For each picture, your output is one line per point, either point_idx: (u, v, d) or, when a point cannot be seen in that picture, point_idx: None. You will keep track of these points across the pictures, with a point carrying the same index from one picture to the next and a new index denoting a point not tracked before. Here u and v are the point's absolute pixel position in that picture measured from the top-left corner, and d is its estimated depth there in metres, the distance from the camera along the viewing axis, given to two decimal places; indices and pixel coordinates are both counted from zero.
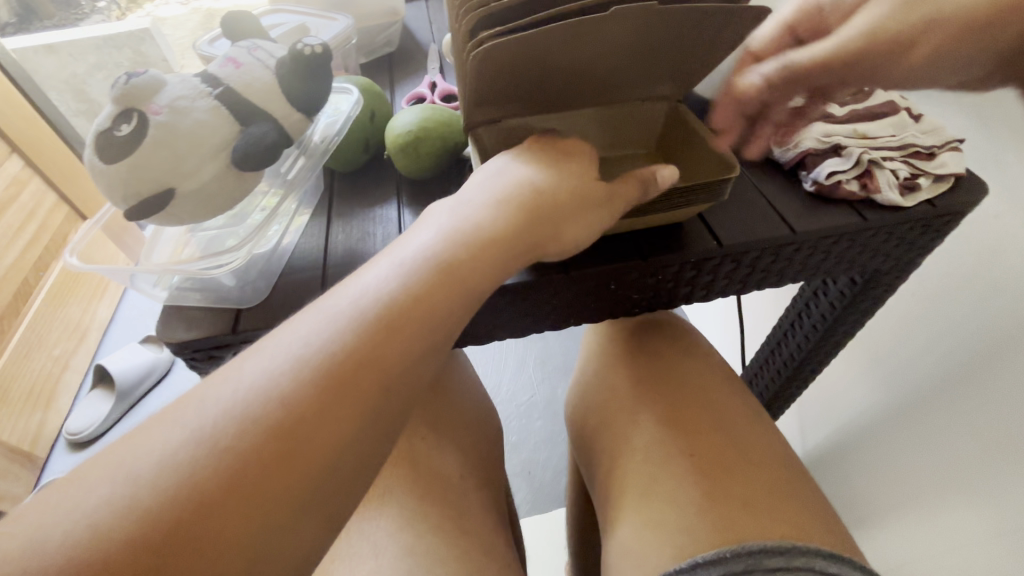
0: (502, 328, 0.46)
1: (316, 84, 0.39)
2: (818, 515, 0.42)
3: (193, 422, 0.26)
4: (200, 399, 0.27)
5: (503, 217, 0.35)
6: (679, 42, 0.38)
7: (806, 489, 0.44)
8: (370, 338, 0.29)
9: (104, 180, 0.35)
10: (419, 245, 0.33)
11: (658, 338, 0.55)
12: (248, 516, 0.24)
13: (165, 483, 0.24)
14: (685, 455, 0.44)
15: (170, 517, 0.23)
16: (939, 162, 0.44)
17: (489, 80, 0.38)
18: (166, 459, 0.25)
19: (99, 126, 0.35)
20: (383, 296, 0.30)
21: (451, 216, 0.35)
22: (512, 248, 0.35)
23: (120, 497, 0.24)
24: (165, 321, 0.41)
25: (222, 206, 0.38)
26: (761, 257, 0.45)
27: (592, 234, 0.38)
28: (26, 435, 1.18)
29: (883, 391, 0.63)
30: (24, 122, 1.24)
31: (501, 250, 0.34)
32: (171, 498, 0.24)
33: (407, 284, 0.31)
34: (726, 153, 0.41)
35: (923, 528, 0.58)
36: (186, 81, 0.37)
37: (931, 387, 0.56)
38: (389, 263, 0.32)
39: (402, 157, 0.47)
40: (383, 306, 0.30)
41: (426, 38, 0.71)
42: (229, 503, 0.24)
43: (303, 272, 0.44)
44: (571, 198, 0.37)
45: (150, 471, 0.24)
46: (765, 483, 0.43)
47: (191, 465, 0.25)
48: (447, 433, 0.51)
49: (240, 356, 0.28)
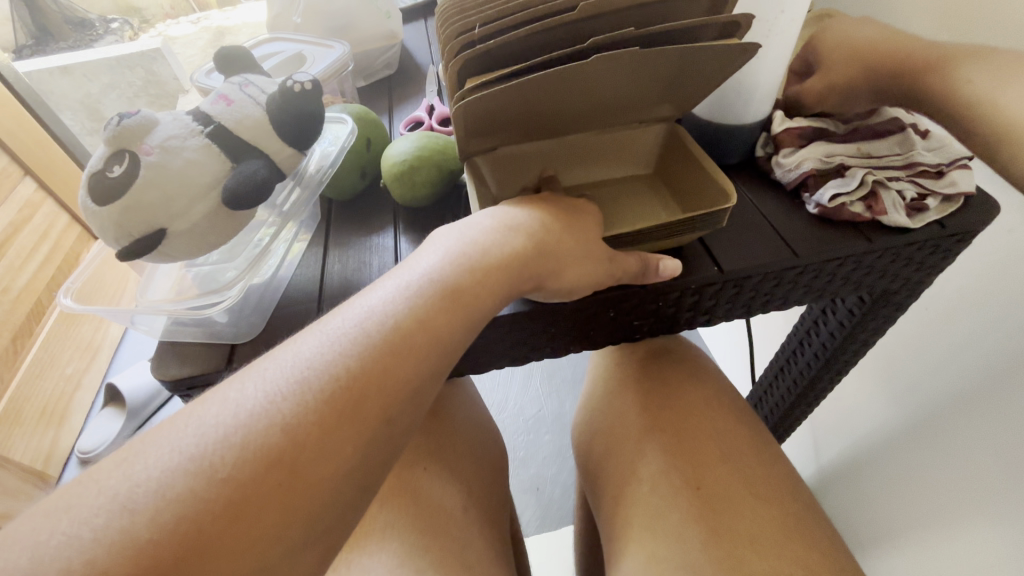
0: (499, 358, 0.45)
1: (308, 118, 0.39)
2: (822, 550, 0.41)
3: (184, 447, 0.23)
4: (191, 421, 0.25)
5: (511, 243, 0.34)
6: (667, 74, 0.37)
7: (812, 521, 0.43)
8: (375, 362, 0.27)
9: (97, 221, 0.35)
10: (426, 267, 0.31)
11: (663, 362, 0.54)
12: (241, 554, 0.22)
13: (153, 518, 0.22)
14: (691, 488, 0.43)
15: (154, 555, 0.21)
16: (949, 180, 0.43)
17: (479, 117, 0.37)
18: (156, 489, 0.22)
19: (92, 167, 0.36)
20: (390, 319, 0.29)
21: (458, 238, 0.34)
22: (516, 278, 0.34)
23: (103, 532, 0.21)
24: (160, 357, 0.41)
25: (215, 243, 0.38)
26: (764, 281, 0.44)
27: (592, 274, 0.37)
28: (40, 455, 1.19)
29: (898, 410, 0.61)
30: (37, 145, 1.27)
31: (508, 276, 0.33)
32: (158, 534, 0.21)
33: (414, 308, 0.29)
34: (724, 181, 0.39)
35: (940, 554, 0.56)
36: (178, 119, 0.37)
37: (946, 408, 0.54)
38: (394, 283, 0.31)
39: (397, 186, 0.47)
40: (390, 329, 0.28)
41: (425, 59, 0.71)
42: (220, 540, 0.22)
43: (297, 304, 0.43)
44: (574, 241, 0.36)
45: (133, 502, 0.22)
46: (771, 518, 0.42)
47: (180, 496, 0.22)
48: (449, 462, 0.50)
49: (236, 375, 0.26)
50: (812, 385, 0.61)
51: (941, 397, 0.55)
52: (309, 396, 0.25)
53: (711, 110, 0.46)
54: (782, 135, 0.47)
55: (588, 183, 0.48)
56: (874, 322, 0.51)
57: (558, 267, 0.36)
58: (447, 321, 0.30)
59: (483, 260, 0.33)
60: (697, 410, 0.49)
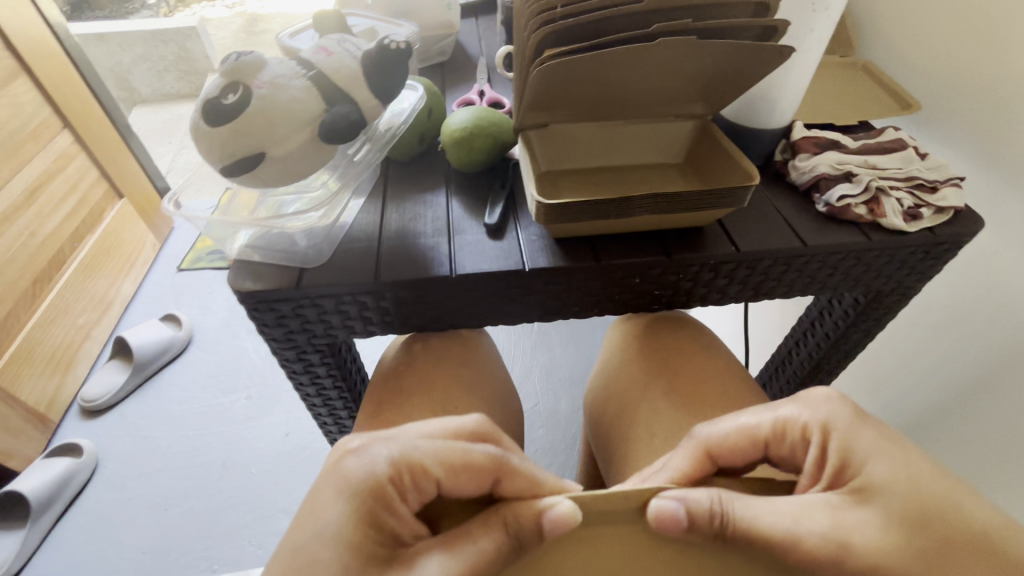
0: (534, 309, 0.51)
1: (396, 73, 0.44)
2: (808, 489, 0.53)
3: None
4: None
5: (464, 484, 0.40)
6: (718, 70, 0.43)
7: None
8: None
9: (205, 141, 0.40)
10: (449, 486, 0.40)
11: (673, 331, 0.64)
12: None
13: None
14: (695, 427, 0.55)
15: None
16: (941, 195, 0.49)
17: (548, 87, 0.43)
18: None
19: (207, 94, 0.41)
20: (461, 487, 0.40)
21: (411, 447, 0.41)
22: (702, 538, 0.36)
23: None
24: (235, 273, 0.46)
25: (301, 173, 0.44)
26: (774, 265, 0.49)
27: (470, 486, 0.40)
28: (43, 398, 1.11)
29: (898, 405, 0.70)
30: (72, 93, 1.22)
31: (799, 435, 0.40)
32: None
33: (482, 475, 0.40)
34: (749, 166, 0.45)
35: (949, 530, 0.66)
36: (285, 63, 0.42)
37: (954, 394, 0.62)
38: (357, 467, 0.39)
39: (455, 150, 0.52)
40: (426, 455, 0.39)
41: (476, 51, 0.77)
42: None
43: (359, 244, 0.48)
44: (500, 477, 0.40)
45: None
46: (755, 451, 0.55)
47: None
48: (477, 392, 0.58)
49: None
50: (814, 369, 0.67)
51: (940, 391, 0.63)
52: (333, 534, 0.36)
53: (740, 110, 0.52)
54: (800, 142, 0.53)
55: (627, 165, 0.53)
56: (868, 321, 0.58)
57: (887, 454, 0.38)
58: (389, 484, 0.38)
59: (540, 482, 0.41)
60: (703, 369, 0.60)
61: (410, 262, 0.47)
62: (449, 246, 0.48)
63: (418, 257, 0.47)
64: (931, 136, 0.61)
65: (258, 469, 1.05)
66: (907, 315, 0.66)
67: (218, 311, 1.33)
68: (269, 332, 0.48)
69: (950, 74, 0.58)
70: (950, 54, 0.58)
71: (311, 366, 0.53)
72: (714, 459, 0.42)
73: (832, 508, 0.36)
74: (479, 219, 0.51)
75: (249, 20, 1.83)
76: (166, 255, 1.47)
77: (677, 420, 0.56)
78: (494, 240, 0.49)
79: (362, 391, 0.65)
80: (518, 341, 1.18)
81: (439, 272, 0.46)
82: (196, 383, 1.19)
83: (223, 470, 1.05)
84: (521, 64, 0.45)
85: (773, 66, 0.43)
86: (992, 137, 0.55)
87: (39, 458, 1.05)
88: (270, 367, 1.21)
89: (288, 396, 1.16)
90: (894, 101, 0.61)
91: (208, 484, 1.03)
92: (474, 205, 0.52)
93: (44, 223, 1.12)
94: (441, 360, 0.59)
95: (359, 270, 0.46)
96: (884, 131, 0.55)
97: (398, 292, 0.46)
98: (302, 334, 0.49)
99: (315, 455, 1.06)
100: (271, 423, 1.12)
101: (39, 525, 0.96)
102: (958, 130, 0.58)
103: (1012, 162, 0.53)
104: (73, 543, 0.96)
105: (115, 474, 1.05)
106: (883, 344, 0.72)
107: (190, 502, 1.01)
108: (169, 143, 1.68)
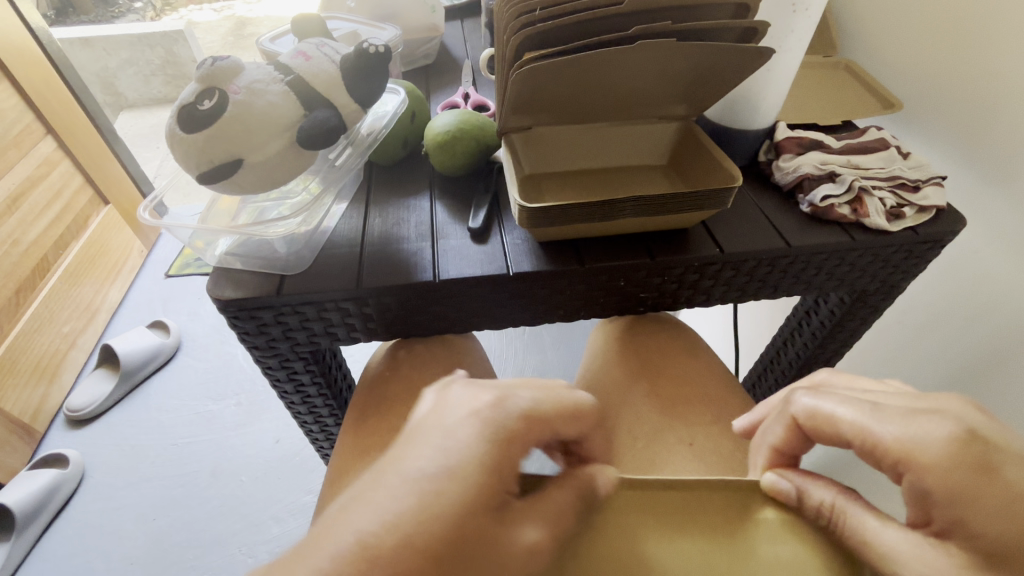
0: (519, 312, 0.50)
1: (375, 77, 0.44)
2: None
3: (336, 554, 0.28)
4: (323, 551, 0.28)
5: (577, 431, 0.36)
6: (699, 72, 0.43)
7: None
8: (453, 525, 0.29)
9: (181, 147, 0.39)
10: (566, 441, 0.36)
11: (658, 333, 0.64)
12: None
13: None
14: (684, 433, 0.55)
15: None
16: (923, 194, 0.49)
17: (528, 91, 0.43)
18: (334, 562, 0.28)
19: (183, 101, 0.40)
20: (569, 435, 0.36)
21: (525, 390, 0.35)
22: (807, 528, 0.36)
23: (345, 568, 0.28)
24: (214, 281, 0.45)
25: (280, 178, 0.43)
26: (759, 266, 0.49)
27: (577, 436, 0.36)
28: (28, 407, 1.09)
29: None
30: (55, 98, 1.20)
31: (884, 462, 0.33)
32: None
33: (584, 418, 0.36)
34: (731, 167, 0.45)
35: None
36: (262, 68, 0.42)
37: None
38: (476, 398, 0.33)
39: (439, 153, 0.51)
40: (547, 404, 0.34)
41: (461, 54, 0.77)
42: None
43: (341, 250, 0.48)
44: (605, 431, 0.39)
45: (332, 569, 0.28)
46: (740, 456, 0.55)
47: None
48: None
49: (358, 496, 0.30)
50: (803, 369, 0.67)
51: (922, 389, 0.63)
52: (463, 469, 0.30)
53: (722, 112, 0.52)
54: (784, 143, 0.54)
55: (612, 166, 0.53)
56: (853, 320, 0.58)
57: (1001, 507, 0.29)
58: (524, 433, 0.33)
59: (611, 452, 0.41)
60: (690, 373, 0.60)
61: (393, 268, 0.46)
62: (433, 251, 0.48)
63: (402, 262, 0.47)
64: (913, 135, 0.62)
65: (248, 477, 1.03)
66: (894, 315, 0.67)
67: (207, 317, 1.32)
68: (250, 341, 0.48)
69: (931, 75, 0.58)
70: (931, 54, 0.58)
71: (294, 374, 0.53)
72: (807, 435, 0.37)
73: (928, 553, 0.31)
74: (462, 223, 0.50)
75: (237, 24, 1.83)
76: (154, 261, 1.45)
77: (663, 421, 0.56)
78: (478, 245, 0.48)
79: (349, 398, 0.65)
80: (509, 343, 1.17)
81: (422, 277, 0.45)
82: (185, 390, 1.18)
83: (211, 478, 1.04)
84: (501, 69, 0.45)
85: (753, 68, 0.43)
86: (974, 135, 0.55)
87: (24, 469, 1.03)
88: (260, 373, 1.20)
89: (278, 402, 1.15)
90: (876, 101, 0.61)
91: (196, 493, 1.02)
92: (458, 209, 0.51)
93: (27, 230, 1.10)
94: (426, 367, 0.59)
95: (340, 277, 0.45)
96: (866, 131, 0.55)
97: (381, 298, 0.46)
98: (285, 341, 0.48)
99: (305, 462, 1.05)
100: (261, 430, 1.11)
101: (24, 538, 0.94)
102: (942, 128, 0.58)
103: (992, 161, 0.53)
104: (59, 556, 0.94)
105: (102, 484, 1.03)
106: (869, 344, 0.72)
107: (178, 512, 0.99)
108: (156, 149, 1.67)
